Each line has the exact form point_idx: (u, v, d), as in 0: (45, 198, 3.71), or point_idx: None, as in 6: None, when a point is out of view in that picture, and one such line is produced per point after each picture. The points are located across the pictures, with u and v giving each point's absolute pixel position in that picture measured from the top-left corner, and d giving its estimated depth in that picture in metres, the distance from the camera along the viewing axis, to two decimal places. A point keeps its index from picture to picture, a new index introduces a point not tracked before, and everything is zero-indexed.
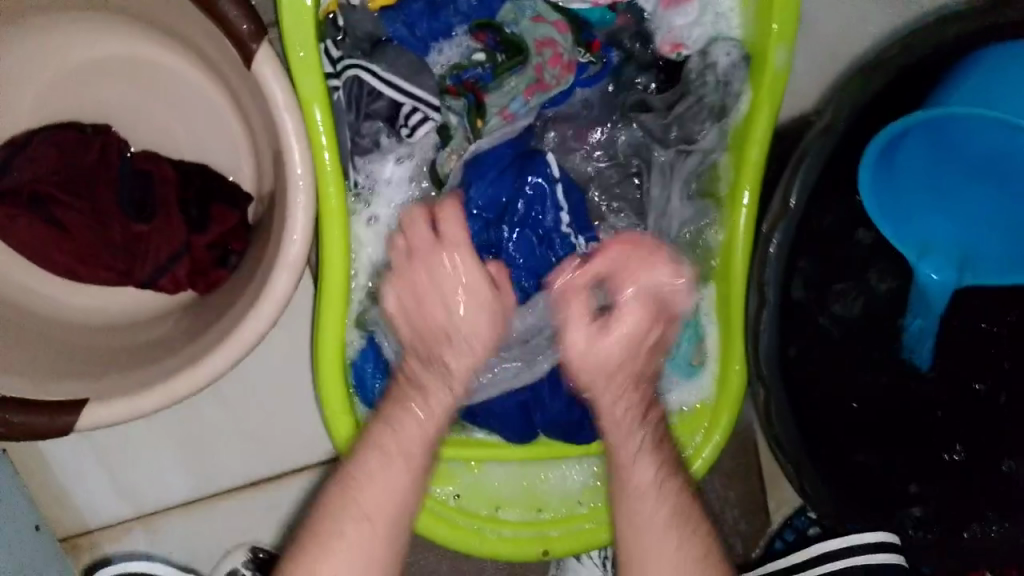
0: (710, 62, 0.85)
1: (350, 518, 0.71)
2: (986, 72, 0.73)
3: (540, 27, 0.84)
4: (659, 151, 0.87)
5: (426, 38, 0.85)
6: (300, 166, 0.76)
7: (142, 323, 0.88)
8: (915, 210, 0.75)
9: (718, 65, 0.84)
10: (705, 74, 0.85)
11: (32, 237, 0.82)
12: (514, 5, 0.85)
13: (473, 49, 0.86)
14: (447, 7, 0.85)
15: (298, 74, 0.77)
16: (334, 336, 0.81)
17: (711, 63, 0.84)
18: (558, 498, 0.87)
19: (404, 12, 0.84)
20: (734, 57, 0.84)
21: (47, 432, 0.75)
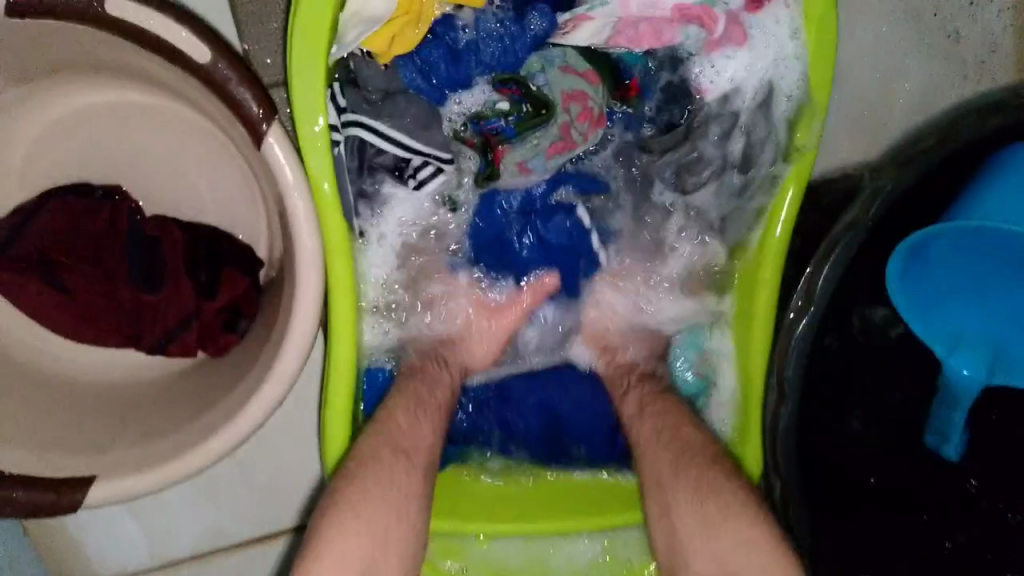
0: (729, 111, 0.82)
1: (373, 492, 0.69)
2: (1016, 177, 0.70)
3: (567, 79, 0.79)
4: (669, 199, 0.89)
5: (443, 86, 0.79)
6: (308, 243, 0.74)
7: (153, 384, 0.88)
8: (943, 305, 0.75)
9: (737, 116, 0.82)
10: (712, 123, 0.83)
11: (40, 303, 0.81)
12: (540, 55, 0.80)
13: (496, 98, 0.80)
14: (469, 56, 0.78)
15: (307, 151, 0.73)
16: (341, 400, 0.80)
17: (730, 113, 0.82)
18: (564, 572, 0.85)
19: (422, 57, 0.78)
20: (753, 104, 0.81)
21: (53, 509, 0.75)
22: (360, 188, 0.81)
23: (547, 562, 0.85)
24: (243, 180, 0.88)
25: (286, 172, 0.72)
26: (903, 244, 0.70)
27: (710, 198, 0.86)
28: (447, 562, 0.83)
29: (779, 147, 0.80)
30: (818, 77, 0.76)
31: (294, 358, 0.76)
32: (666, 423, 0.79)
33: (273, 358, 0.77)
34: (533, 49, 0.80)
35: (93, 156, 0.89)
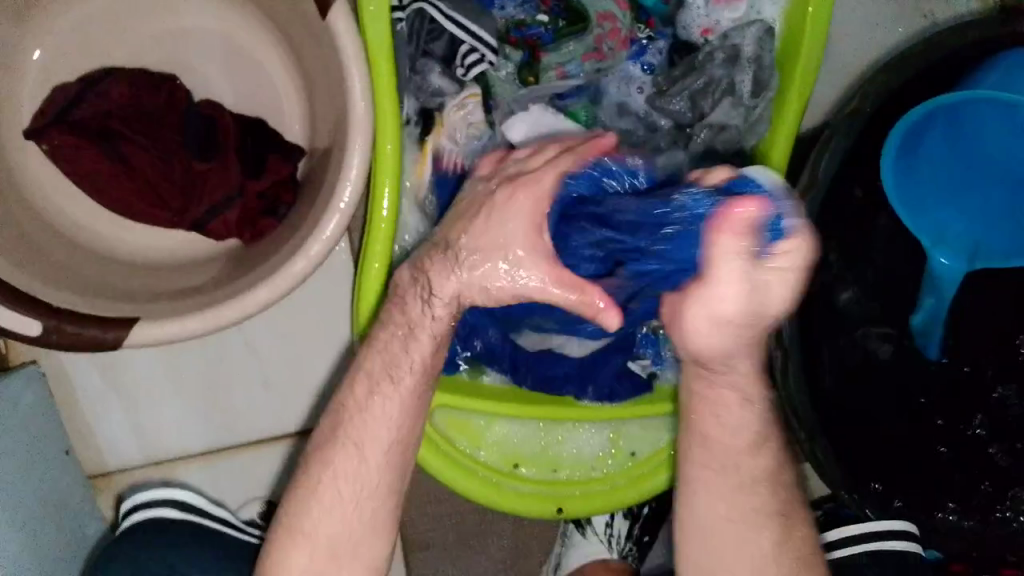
0: (732, 45, 0.89)
1: (368, 414, 0.71)
2: (1010, 74, 0.78)
3: (602, 1, 0.89)
4: (682, 133, 0.91)
5: None
6: (360, 104, 0.80)
7: (186, 266, 0.91)
8: (931, 202, 0.82)
9: (740, 48, 0.89)
10: (715, 53, 0.90)
11: (94, 170, 0.86)
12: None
13: (538, 10, 0.90)
14: None
15: (368, 24, 0.80)
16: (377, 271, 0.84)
17: (733, 45, 0.89)
18: (572, 461, 0.90)
19: None
20: (756, 35, 0.89)
21: (99, 343, 0.78)
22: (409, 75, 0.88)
23: (556, 447, 0.89)
24: (282, 76, 0.93)
25: (345, 42, 0.79)
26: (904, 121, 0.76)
27: (729, 114, 0.89)
28: (460, 439, 0.87)
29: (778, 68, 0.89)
30: (822, 11, 0.85)
31: (334, 226, 0.81)
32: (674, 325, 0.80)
33: (315, 226, 0.82)
34: None
35: (145, 43, 0.92)
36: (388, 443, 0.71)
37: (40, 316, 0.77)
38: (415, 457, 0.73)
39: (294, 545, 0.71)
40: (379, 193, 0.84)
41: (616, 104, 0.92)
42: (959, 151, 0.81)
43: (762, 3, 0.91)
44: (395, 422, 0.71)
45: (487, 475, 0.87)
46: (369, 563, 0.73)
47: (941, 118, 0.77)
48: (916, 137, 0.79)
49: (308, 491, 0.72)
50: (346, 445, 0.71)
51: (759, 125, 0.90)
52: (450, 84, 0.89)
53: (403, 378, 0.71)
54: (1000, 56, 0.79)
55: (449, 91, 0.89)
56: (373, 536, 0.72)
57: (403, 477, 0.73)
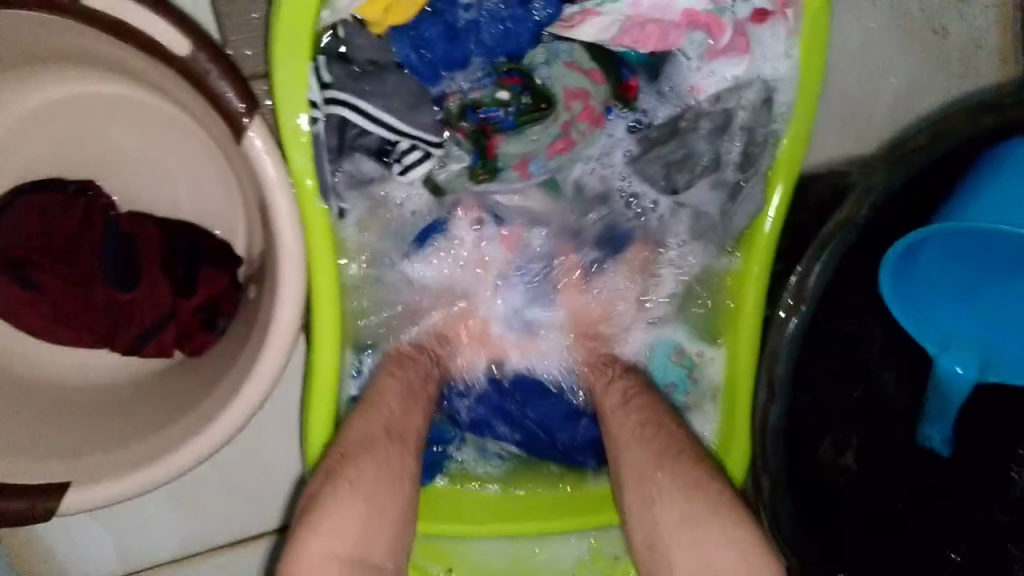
0: (723, 110, 0.80)
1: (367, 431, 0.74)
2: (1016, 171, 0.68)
3: (572, 76, 0.78)
4: (651, 202, 0.84)
5: (437, 65, 0.77)
6: (289, 238, 0.72)
7: (133, 384, 0.86)
8: (935, 304, 0.74)
9: (731, 114, 0.80)
10: (701, 119, 0.81)
11: (13, 304, 0.79)
12: (546, 47, 0.79)
13: (496, 86, 0.78)
14: (468, 35, 0.76)
15: (290, 145, 0.72)
16: (325, 391, 0.78)
17: (723, 111, 0.80)
18: (549, 571, 0.84)
19: (419, 32, 0.75)
20: (750, 104, 0.79)
21: (27, 517, 0.72)
22: (342, 170, 0.79)
23: (530, 559, 0.84)
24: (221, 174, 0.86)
25: (267, 167, 0.70)
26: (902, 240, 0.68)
27: (705, 195, 0.83)
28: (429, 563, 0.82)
29: (774, 143, 0.80)
30: (811, 87, 0.77)
31: (273, 365, 0.74)
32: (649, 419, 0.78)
33: (253, 364, 0.74)
34: (540, 39, 0.79)
35: (71, 143, 0.86)
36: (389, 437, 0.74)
37: None
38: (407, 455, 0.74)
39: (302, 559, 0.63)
40: (323, 318, 0.77)
41: (583, 177, 0.83)
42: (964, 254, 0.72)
43: (769, 61, 0.77)
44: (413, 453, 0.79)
45: None
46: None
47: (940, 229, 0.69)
48: (918, 244, 0.71)
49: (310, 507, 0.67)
50: None
51: (747, 203, 0.81)
52: (383, 172, 0.80)
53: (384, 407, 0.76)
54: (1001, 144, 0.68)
55: (375, 183, 0.80)
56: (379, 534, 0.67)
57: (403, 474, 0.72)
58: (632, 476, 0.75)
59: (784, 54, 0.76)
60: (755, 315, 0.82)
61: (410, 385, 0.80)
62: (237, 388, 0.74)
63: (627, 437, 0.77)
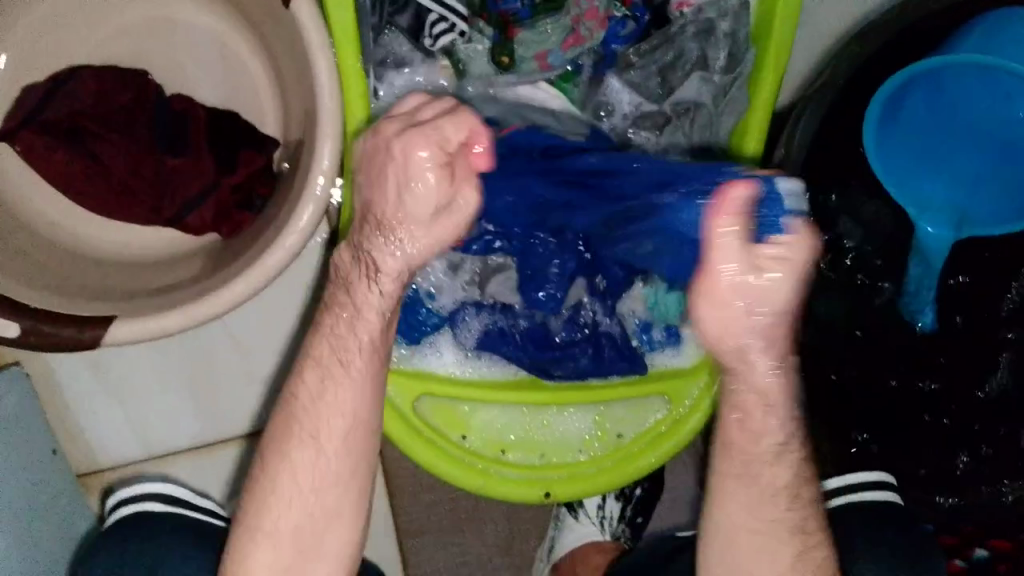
0: (706, 19, 0.88)
1: (307, 427, 0.68)
2: (993, 27, 0.77)
3: None
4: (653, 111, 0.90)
5: None
6: (328, 99, 0.79)
7: (166, 261, 0.92)
8: (914, 165, 0.82)
9: (714, 23, 0.88)
10: (687, 26, 0.89)
11: (68, 170, 0.86)
12: None
13: None
14: None
15: (327, 6, 0.79)
16: None
17: (706, 19, 0.88)
18: (556, 444, 0.89)
19: None
20: (731, 11, 0.87)
21: (77, 342, 0.78)
22: (380, 54, 0.87)
23: (538, 430, 0.89)
24: (256, 69, 0.93)
25: (311, 28, 0.78)
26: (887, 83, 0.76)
27: (699, 90, 0.88)
28: (446, 429, 0.87)
29: (753, 44, 0.87)
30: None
31: (309, 217, 0.81)
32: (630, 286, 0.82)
33: (289, 218, 0.81)
34: None
35: (113, 35, 0.92)
36: (346, 433, 0.68)
37: (16, 317, 0.76)
38: (358, 462, 0.69)
39: (258, 547, 0.69)
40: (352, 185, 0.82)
41: (603, 92, 0.90)
42: (940, 117, 0.81)
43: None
44: (365, 343, 0.67)
45: (473, 462, 0.87)
46: (333, 557, 0.70)
47: (919, 76, 0.77)
48: (898, 103, 0.79)
49: (252, 508, 0.70)
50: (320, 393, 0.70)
51: (734, 105, 0.88)
52: (415, 55, 0.87)
53: (324, 392, 0.68)
54: (980, 17, 0.78)
55: (413, 65, 0.87)
56: (320, 537, 0.70)
57: (349, 476, 0.69)
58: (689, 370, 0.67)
59: None
60: None
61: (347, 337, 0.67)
62: (274, 239, 0.81)
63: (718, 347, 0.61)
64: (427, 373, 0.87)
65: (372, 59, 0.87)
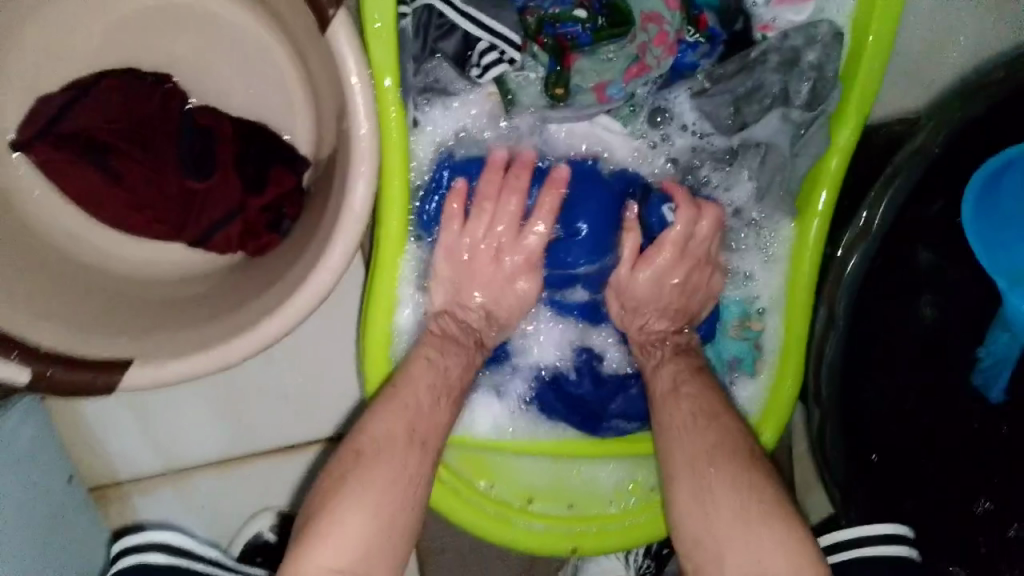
0: (790, 47, 0.81)
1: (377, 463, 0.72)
2: None
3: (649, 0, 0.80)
4: (715, 142, 0.84)
5: None
6: (365, 133, 0.73)
7: (188, 280, 0.87)
8: (1009, 237, 0.76)
9: (800, 52, 0.81)
10: (770, 55, 0.81)
11: (84, 184, 0.80)
12: None
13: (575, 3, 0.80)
14: None
15: (371, 41, 0.74)
16: (387, 290, 0.81)
17: (791, 48, 0.81)
18: (586, 495, 0.86)
19: None
20: (821, 40, 0.80)
21: (90, 387, 0.74)
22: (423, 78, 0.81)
23: (569, 478, 0.86)
24: (291, 81, 0.87)
25: (349, 62, 0.72)
26: (981, 168, 0.74)
27: (776, 130, 0.81)
28: (473, 478, 0.84)
29: (841, 81, 0.80)
30: (881, 30, 0.77)
31: (338, 259, 0.75)
32: (702, 407, 0.78)
33: (318, 259, 0.76)
34: None
35: (138, 37, 0.86)
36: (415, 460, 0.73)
37: (30, 361, 0.72)
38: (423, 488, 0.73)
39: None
40: (392, 219, 0.79)
41: (673, 123, 0.84)
42: None
43: (835, 4, 0.81)
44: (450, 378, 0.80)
45: (500, 513, 0.83)
46: None
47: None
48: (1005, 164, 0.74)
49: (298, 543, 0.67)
50: (404, 441, 0.74)
51: (811, 145, 0.81)
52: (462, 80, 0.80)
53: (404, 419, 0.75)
54: None
55: (464, 89, 0.81)
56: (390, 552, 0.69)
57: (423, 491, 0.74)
58: (682, 462, 0.75)
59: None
60: (804, 295, 0.84)
61: (444, 374, 0.79)
62: (301, 284, 0.75)
63: (677, 426, 0.78)
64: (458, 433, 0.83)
65: (413, 84, 0.81)
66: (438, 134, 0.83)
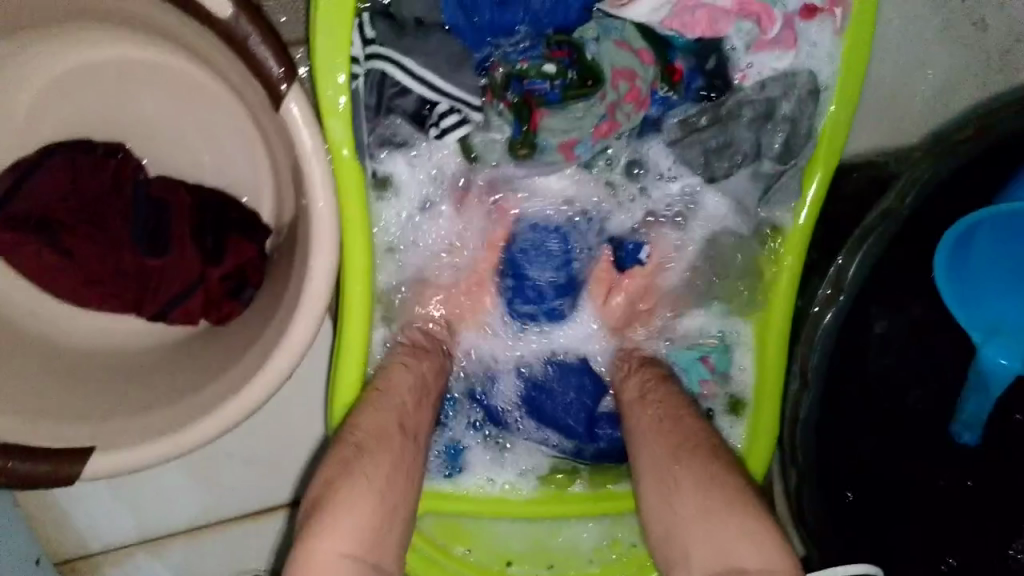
0: (767, 98, 0.79)
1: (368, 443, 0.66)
2: None
3: (621, 55, 0.78)
4: (687, 191, 0.84)
5: (486, 31, 0.78)
6: (323, 208, 0.71)
7: (151, 352, 0.85)
8: (980, 290, 0.75)
9: (776, 103, 0.79)
10: (745, 107, 0.79)
11: (38, 263, 0.78)
12: (598, 23, 0.79)
13: (544, 58, 0.78)
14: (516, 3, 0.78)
15: (326, 113, 0.73)
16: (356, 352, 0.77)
17: (766, 100, 0.79)
18: (565, 554, 0.85)
19: None
20: (798, 92, 0.78)
21: (51, 480, 0.72)
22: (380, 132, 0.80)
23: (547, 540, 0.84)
24: (250, 144, 0.85)
25: (304, 137, 0.70)
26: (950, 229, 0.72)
27: (743, 185, 0.82)
28: (447, 543, 0.83)
29: (815, 137, 0.78)
30: (850, 80, 0.77)
31: (300, 335, 0.73)
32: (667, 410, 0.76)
33: (281, 336, 0.74)
34: (590, 17, 0.79)
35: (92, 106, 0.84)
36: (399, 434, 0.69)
37: None
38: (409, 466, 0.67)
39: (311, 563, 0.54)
40: (354, 286, 0.76)
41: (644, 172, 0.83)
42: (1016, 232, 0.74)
43: (818, 54, 0.77)
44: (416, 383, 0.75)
45: None
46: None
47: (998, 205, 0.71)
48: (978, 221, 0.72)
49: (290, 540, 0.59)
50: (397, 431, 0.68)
51: (781, 198, 0.81)
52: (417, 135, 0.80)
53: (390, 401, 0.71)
54: None
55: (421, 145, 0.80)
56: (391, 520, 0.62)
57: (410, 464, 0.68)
58: (656, 477, 0.71)
59: (827, 48, 0.76)
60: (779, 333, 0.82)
61: (422, 379, 0.76)
62: (264, 362, 0.73)
63: (645, 428, 0.76)
64: (427, 491, 0.82)
65: (368, 142, 0.79)
66: (402, 193, 0.82)
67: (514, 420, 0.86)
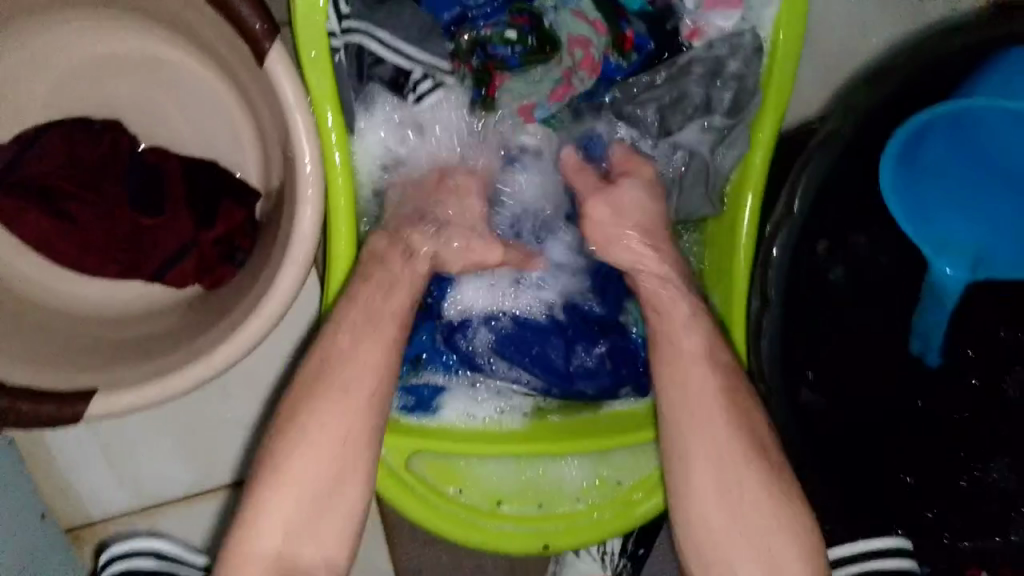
0: (715, 57, 0.85)
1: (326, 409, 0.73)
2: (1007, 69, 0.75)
3: (579, 25, 0.85)
4: (648, 144, 0.88)
5: None
6: (308, 156, 0.76)
7: (148, 317, 0.89)
8: (928, 203, 0.79)
9: (723, 61, 0.84)
10: (696, 65, 0.86)
11: (41, 230, 0.83)
12: None
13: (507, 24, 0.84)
14: None
15: (310, 73, 0.78)
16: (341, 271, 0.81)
17: (714, 58, 0.85)
18: (552, 494, 0.88)
19: None
20: (744, 50, 0.83)
21: (55, 420, 0.76)
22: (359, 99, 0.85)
23: (534, 481, 0.88)
24: (238, 117, 0.90)
25: (286, 91, 0.75)
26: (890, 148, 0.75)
27: (695, 137, 0.86)
28: (439, 485, 0.86)
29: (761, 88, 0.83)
30: (792, 23, 0.81)
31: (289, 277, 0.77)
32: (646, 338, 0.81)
33: (270, 281, 0.78)
34: None
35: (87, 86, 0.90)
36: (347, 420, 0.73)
37: None
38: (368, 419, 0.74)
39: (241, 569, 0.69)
40: (338, 231, 0.80)
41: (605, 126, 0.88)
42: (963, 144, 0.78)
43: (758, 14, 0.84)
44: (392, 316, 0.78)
45: (472, 517, 0.85)
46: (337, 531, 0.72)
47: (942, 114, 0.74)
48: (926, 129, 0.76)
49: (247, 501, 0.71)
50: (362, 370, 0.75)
51: (733, 147, 0.85)
52: (396, 102, 0.85)
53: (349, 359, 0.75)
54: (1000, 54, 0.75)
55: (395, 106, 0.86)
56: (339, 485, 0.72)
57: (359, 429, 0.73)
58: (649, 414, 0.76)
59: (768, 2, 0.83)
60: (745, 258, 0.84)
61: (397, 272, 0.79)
62: (255, 305, 0.77)
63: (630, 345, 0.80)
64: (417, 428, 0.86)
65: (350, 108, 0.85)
66: (379, 154, 0.87)
67: (489, 364, 0.89)
